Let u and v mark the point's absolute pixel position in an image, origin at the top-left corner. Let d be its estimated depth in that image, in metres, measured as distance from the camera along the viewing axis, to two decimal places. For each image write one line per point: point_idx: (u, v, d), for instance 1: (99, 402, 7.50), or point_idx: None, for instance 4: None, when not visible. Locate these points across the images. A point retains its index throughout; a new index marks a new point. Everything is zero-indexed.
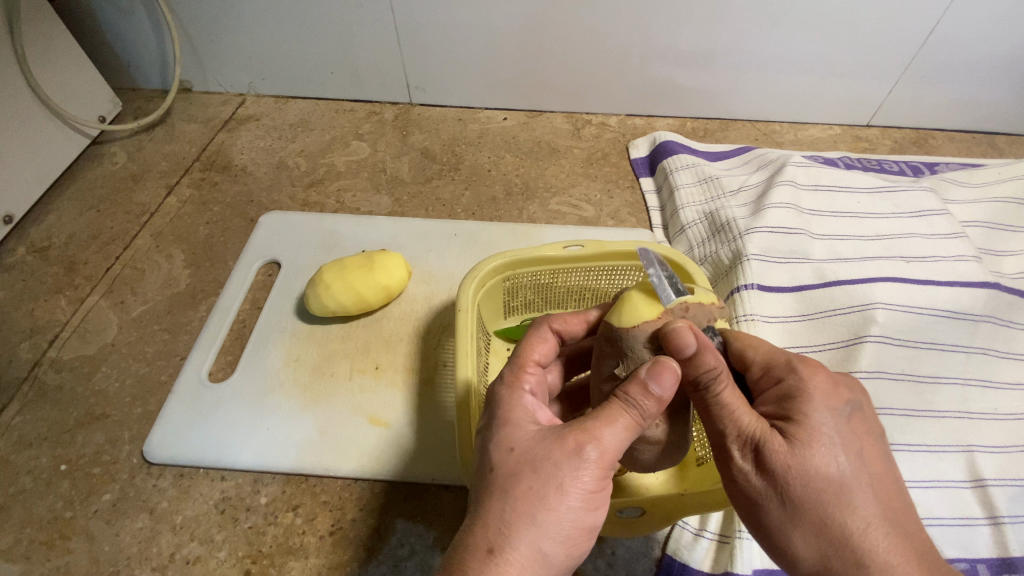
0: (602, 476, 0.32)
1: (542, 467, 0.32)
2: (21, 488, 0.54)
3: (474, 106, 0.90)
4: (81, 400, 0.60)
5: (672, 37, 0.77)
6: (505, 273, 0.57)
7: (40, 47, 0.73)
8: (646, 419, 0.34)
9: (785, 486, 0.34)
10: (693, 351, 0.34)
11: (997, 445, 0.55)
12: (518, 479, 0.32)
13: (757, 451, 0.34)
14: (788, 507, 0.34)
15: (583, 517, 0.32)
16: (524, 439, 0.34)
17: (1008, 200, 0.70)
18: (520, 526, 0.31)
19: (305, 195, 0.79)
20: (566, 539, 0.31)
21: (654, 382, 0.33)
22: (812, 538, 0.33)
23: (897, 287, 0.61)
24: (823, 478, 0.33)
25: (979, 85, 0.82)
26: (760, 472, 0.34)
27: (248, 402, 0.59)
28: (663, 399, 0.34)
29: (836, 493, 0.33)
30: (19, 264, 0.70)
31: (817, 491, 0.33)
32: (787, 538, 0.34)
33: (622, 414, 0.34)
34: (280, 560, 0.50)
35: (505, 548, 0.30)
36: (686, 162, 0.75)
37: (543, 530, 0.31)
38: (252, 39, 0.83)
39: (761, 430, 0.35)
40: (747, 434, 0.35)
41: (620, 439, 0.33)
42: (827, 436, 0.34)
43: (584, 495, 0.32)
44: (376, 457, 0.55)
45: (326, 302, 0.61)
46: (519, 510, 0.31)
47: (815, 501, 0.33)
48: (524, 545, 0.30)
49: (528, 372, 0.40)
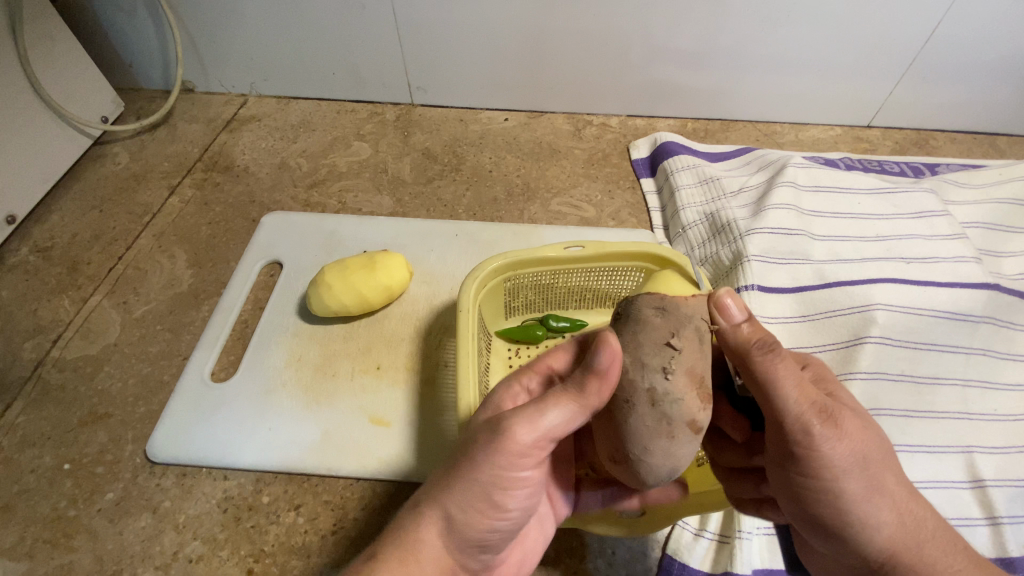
0: (522, 451, 0.33)
1: (467, 441, 0.35)
2: (24, 487, 0.54)
3: (475, 106, 0.90)
4: (84, 399, 0.60)
5: (672, 37, 0.77)
6: (506, 273, 0.58)
7: (42, 47, 0.73)
8: (583, 400, 0.34)
9: (864, 450, 0.35)
10: (743, 321, 0.39)
11: (997, 445, 0.55)
12: (453, 449, 0.36)
13: (835, 419, 0.35)
14: (868, 471, 0.35)
15: (492, 491, 0.34)
16: (473, 422, 0.37)
17: (1009, 202, 0.70)
18: (438, 489, 0.34)
19: (307, 196, 0.79)
20: (476, 506, 0.33)
21: (593, 361, 0.34)
22: (887, 496, 0.36)
23: (898, 288, 0.61)
24: (878, 441, 0.37)
25: (979, 86, 0.82)
26: (845, 440, 0.35)
27: (250, 402, 0.59)
28: (601, 382, 0.34)
29: (888, 452, 0.37)
30: (22, 264, 0.71)
31: (877, 454, 0.36)
32: (868, 504, 0.36)
33: (558, 396, 0.34)
34: (281, 559, 0.50)
35: (423, 507, 0.34)
36: (687, 163, 0.75)
37: (449, 496, 0.34)
38: (253, 40, 0.83)
39: (827, 401, 0.36)
40: (822, 402, 0.36)
41: (548, 420, 0.34)
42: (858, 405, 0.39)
43: (493, 470, 0.33)
44: (378, 457, 0.55)
45: (328, 302, 0.61)
46: (442, 473, 0.35)
47: (883, 461, 0.36)
48: (434, 506, 0.34)
49: (527, 372, 0.42)
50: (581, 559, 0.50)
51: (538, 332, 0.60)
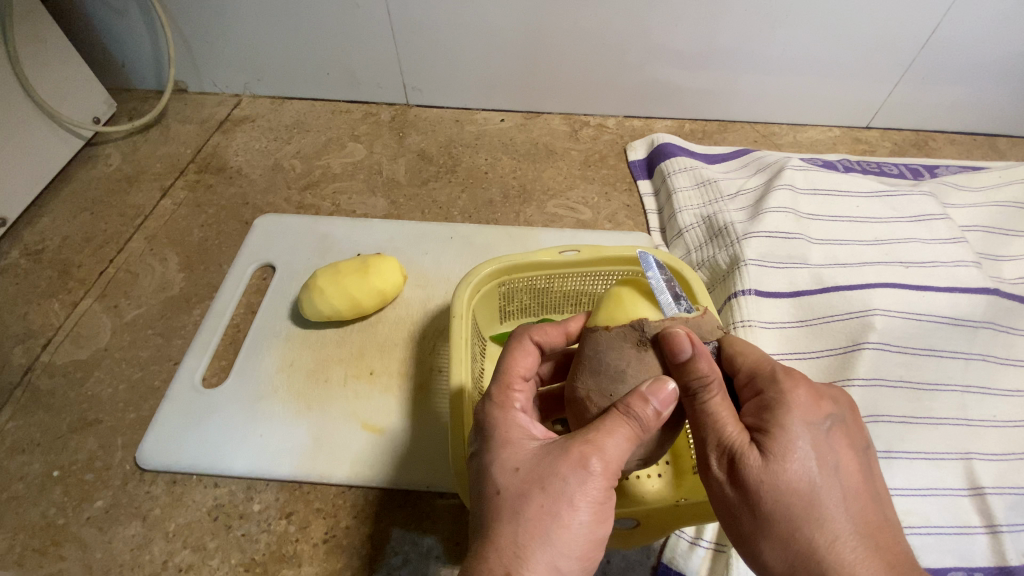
0: (607, 485, 0.33)
1: (549, 483, 0.32)
2: (13, 494, 0.54)
3: (471, 107, 0.90)
4: (74, 406, 0.59)
5: (670, 37, 0.77)
6: (501, 278, 0.57)
7: (32, 47, 0.72)
8: (645, 431, 0.35)
9: (756, 497, 0.34)
10: (689, 353, 0.36)
11: (996, 452, 0.54)
12: (527, 497, 0.32)
13: (730, 460, 0.34)
14: (757, 517, 0.34)
15: (595, 530, 0.32)
16: (528, 459, 0.34)
17: (1009, 204, 0.70)
18: (535, 546, 0.31)
19: (301, 198, 0.78)
20: (579, 554, 0.32)
21: (654, 396, 0.35)
22: (779, 548, 0.33)
23: (897, 293, 0.60)
24: (793, 490, 0.33)
25: (979, 86, 0.81)
26: (732, 481, 0.34)
27: (241, 409, 0.58)
28: (662, 415, 0.35)
29: (801, 504, 0.33)
30: (14, 268, 0.70)
31: (786, 503, 0.33)
32: (757, 548, 0.34)
33: (622, 428, 0.34)
34: (273, 568, 0.50)
35: (523, 569, 0.30)
36: (684, 165, 0.75)
37: (559, 546, 0.31)
38: (247, 40, 0.82)
39: (736, 439, 0.35)
40: (723, 443, 0.35)
41: (620, 451, 0.33)
42: (802, 449, 0.34)
43: (592, 508, 0.32)
44: (369, 464, 0.55)
45: (320, 308, 0.60)
46: (534, 529, 0.31)
47: (784, 514, 0.33)
48: (541, 566, 0.30)
49: (516, 391, 0.39)
50: None
51: None
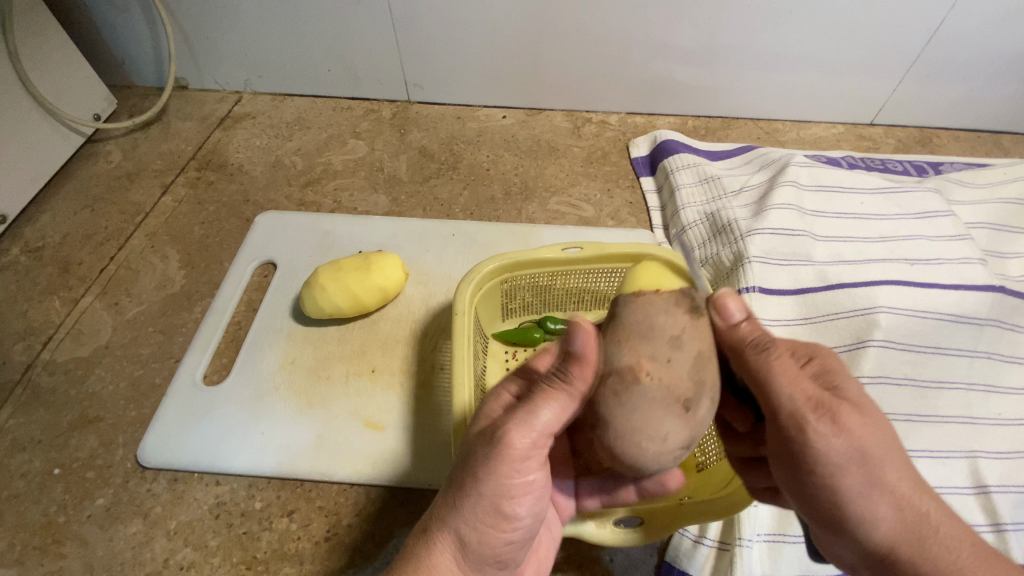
0: (522, 453, 0.33)
1: (467, 454, 0.35)
2: (14, 492, 0.54)
3: (473, 104, 0.89)
4: (75, 403, 0.59)
5: (673, 33, 0.76)
6: (503, 275, 0.56)
7: (33, 43, 0.72)
8: (570, 386, 0.34)
9: (865, 446, 0.33)
10: (740, 316, 0.37)
11: (1001, 451, 0.54)
12: (454, 467, 0.35)
13: (831, 413, 0.34)
14: (868, 467, 0.33)
15: (504, 499, 0.33)
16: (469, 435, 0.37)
17: (1013, 201, 0.69)
18: (447, 509, 0.34)
19: (302, 195, 0.78)
20: (486, 521, 0.33)
21: (571, 348, 0.34)
22: (888, 495, 0.33)
23: (902, 291, 0.60)
24: (887, 434, 0.34)
25: (984, 83, 0.80)
26: (841, 435, 0.33)
27: (242, 407, 0.58)
28: (584, 362, 0.34)
29: (897, 452, 0.34)
30: (14, 265, 0.70)
31: (886, 446, 0.34)
32: (868, 502, 0.33)
33: (549, 392, 0.35)
34: (274, 566, 0.50)
35: (433, 528, 0.34)
36: (687, 161, 0.74)
37: (465, 513, 0.33)
38: (247, 36, 0.82)
39: (825, 393, 0.35)
40: (817, 397, 0.34)
41: (541, 416, 0.34)
42: (871, 398, 0.36)
43: (499, 477, 0.33)
44: (372, 463, 0.54)
45: (322, 305, 0.60)
46: (448, 494, 0.34)
47: (888, 458, 0.33)
48: (446, 528, 0.33)
49: (517, 378, 0.39)
50: (578, 567, 0.50)
51: (535, 335, 0.59)
